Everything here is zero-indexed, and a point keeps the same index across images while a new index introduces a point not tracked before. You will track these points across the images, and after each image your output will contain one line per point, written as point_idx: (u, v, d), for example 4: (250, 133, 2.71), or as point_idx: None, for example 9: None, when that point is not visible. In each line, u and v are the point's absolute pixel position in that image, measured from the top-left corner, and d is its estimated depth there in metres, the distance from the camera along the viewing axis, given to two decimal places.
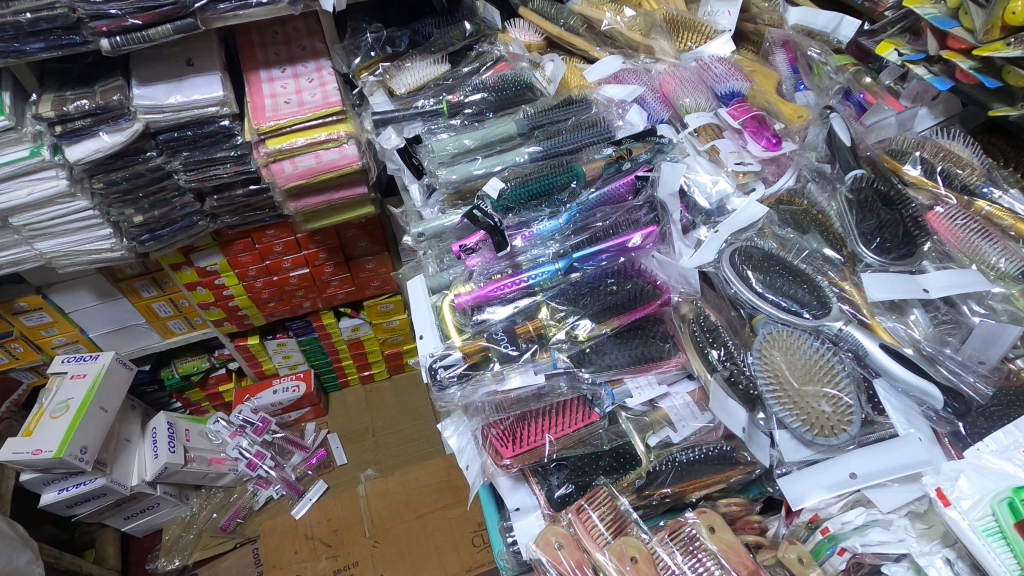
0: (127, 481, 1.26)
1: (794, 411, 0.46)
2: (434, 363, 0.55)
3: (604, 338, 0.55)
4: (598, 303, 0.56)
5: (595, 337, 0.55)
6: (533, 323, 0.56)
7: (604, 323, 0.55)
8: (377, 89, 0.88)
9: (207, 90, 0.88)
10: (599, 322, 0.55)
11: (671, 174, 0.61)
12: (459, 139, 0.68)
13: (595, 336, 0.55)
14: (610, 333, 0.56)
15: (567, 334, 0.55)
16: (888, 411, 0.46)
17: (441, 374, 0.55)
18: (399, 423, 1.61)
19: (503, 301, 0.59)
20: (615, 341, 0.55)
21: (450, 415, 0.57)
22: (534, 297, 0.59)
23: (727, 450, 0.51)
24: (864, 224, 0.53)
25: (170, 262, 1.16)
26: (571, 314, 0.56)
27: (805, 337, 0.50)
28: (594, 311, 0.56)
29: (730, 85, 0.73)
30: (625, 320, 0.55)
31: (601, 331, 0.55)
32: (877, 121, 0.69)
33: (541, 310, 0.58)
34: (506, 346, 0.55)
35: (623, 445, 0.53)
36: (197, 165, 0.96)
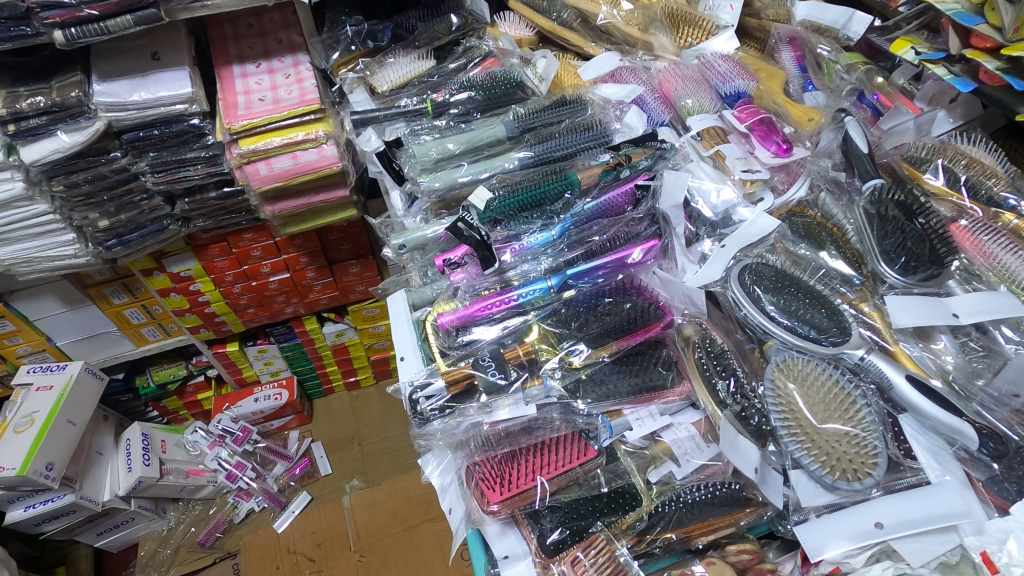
0: (98, 497, 1.20)
1: (813, 452, 0.42)
2: (414, 392, 0.50)
3: (602, 365, 0.51)
4: (594, 325, 0.51)
5: (590, 365, 0.50)
6: (523, 348, 0.51)
7: (602, 348, 0.50)
8: (356, 87, 0.82)
9: (174, 87, 0.82)
10: (596, 348, 0.50)
11: (674, 184, 0.56)
12: (443, 143, 0.63)
13: (591, 364, 0.51)
14: (609, 359, 0.51)
15: (560, 360, 0.50)
16: (915, 451, 0.41)
17: (422, 404, 0.50)
18: (385, 432, 1.55)
19: (492, 322, 0.54)
20: (613, 368, 0.50)
21: (433, 450, 0.52)
22: (525, 317, 0.54)
23: (737, 489, 0.46)
24: (885, 241, 0.48)
25: (141, 268, 1.09)
26: (565, 337, 0.51)
27: (823, 367, 0.45)
28: (590, 335, 0.50)
29: (735, 85, 0.68)
30: (624, 346, 0.51)
31: (598, 358, 0.50)
32: (894, 125, 0.64)
33: (531, 333, 0.53)
34: (494, 373, 0.50)
35: (624, 483, 0.47)
36: (166, 166, 0.90)
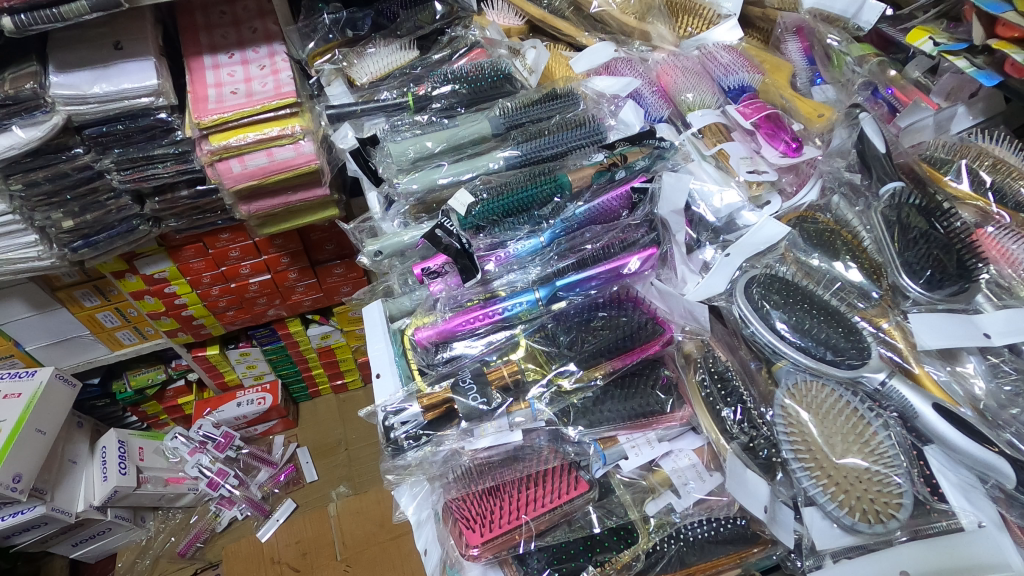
0: (71, 508, 1.14)
1: (830, 489, 0.37)
2: (388, 417, 0.46)
3: (596, 388, 0.46)
4: (586, 343, 0.46)
5: (583, 387, 0.46)
6: (507, 368, 0.46)
7: (594, 369, 0.45)
8: (334, 79, 0.77)
9: (138, 78, 0.76)
10: (587, 369, 0.45)
11: (674, 187, 0.51)
12: (421, 140, 0.58)
13: (583, 387, 0.46)
14: (603, 381, 0.46)
15: (549, 383, 0.46)
16: (945, 489, 0.37)
17: (397, 432, 0.46)
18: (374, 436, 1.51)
19: (476, 339, 0.49)
20: (608, 391, 0.46)
21: (406, 482, 0.47)
22: (511, 333, 0.49)
23: (744, 526, 0.42)
24: (909, 254, 0.44)
25: (112, 270, 1.04)
26: (554, 357, 0.47)
27: (839, 392, 0.41)
28: (580, 354, 0.45)
29: (739, 78, 0.63)
30: (619, 366, 0.46)
31: (591, 380, 0.46)
32: (912, 122, 0.59)
33: (517, 351, 0.48)
34: (477, 397, 0.45)
35: (618, 521, 0.43)
36: (133, 164, 0.84)
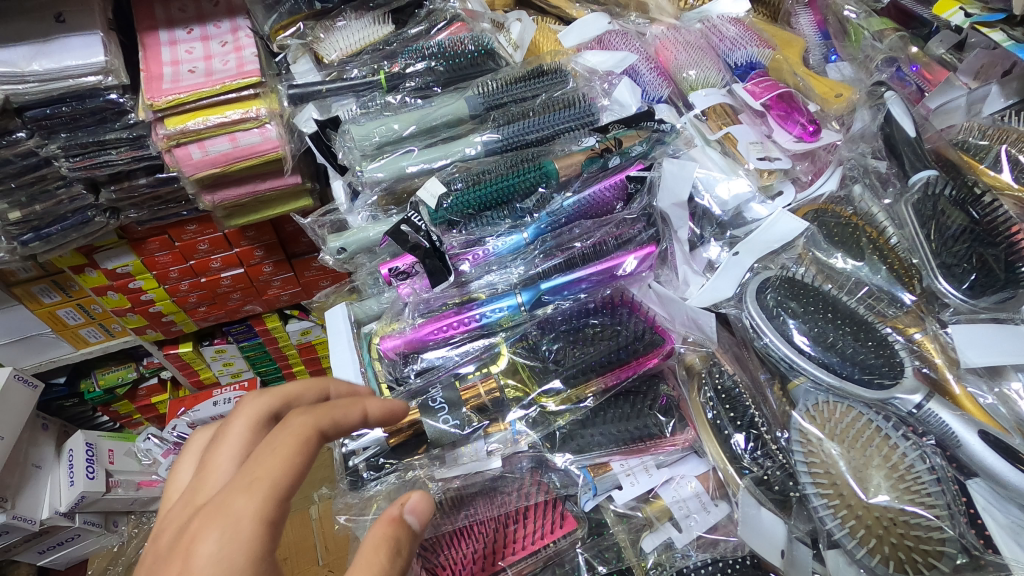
0: (35, 515, 1.08)
1: (850, 525, 0.32)
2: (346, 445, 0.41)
3: (586, 407, 0.40)
4: (576, 354, 0.40)
5: (572, 406, 0.40)
6: (488, 383, 0.40)
7: (583, 387, 0.39)
8: (300, 56, 0.69)
9: (83, 54, 0.63)
10: (573, 386, 0.39)
11: (677, 176, 0.46)
12: (388, 121, 0.51)
13: (571, 406, 0.40)
14: (595, 399, 0.40)
15: (533, 401, 0.40)
16: (992, 533, 0.31)
17: (357, 460, 0.40)
18: None
19: (453, 348, 0.44)
20: (603, 411, 0.40)
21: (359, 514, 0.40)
22: (491, 343, 0.43)
23: (755, 570, 0.35)
24: (950, 251, 0.38)
25: (69, 264, 0.92)
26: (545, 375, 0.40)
27: (869, 417, 0.34)
28: (568, 369, 0.39)
29: (747, 52, 0.57)
30: (613, 382, 0.40)
31: (583, 398, 0.40)
32: (942, 103, 0.54)
33: (498, 362, 0.42)
34: (447, 417, 0.39)
35: (610, 564, 0.38)
36: (82, 149, 0.70)
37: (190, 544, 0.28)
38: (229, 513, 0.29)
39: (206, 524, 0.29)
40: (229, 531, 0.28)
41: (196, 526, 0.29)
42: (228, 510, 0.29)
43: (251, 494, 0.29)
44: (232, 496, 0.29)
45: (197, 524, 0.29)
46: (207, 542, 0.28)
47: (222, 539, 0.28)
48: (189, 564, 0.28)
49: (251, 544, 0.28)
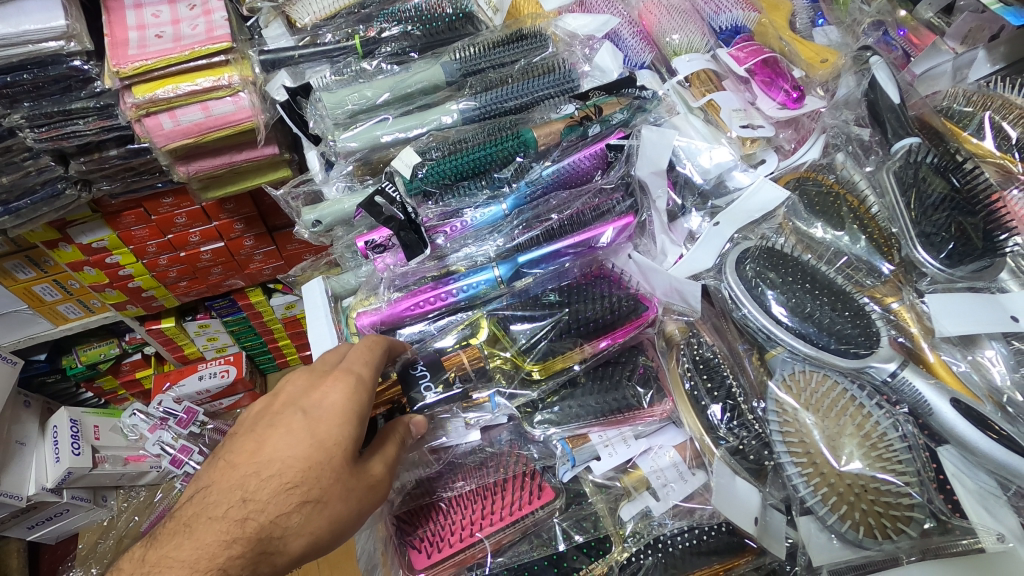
0: (21, 492, 1.07)
1: (822, 491, 0.32)
2: None
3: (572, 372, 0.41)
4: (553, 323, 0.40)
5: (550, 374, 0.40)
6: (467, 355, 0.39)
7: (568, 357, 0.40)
8: (272, 19, 0.66)
9: (43, 17, 0.59)
10: (556, 353, 0.39)
11: (656, 144, 0.45)
12: (362, 89, 0.50)
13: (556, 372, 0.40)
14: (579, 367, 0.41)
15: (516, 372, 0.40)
16: (960, 498, 0.32)
17: None
18: None
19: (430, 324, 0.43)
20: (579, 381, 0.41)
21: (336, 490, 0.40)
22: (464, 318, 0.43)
23: (730, 534, 0.36)
24: (929, 219, 0.38)
25: (43, 239, 0.90)
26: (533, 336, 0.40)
27: (845, 386, 0.35)
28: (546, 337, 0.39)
29: (732, 16, 0.56)
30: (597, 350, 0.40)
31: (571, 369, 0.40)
32: (929, 68, 0.53)
33: (481, 332, 0.41)
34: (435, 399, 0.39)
35: (588, 532, 0.38)
36: (48, 119, 0.66)
37: (324, 390, 0.36)
38: (361, 373, 0.36)
39: (339, 375, 0.36)
40: (360, 386, 0.36)
41: (334, 374, 0.36)
42: (362, 371, 0.37)
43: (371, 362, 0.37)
44: (358, 362, 0.37)
45: (333, 372, 0.36)
46: (343, 385, 0.36)
47: (354, 387, 0.36)
48: (324, 397, 0.35)
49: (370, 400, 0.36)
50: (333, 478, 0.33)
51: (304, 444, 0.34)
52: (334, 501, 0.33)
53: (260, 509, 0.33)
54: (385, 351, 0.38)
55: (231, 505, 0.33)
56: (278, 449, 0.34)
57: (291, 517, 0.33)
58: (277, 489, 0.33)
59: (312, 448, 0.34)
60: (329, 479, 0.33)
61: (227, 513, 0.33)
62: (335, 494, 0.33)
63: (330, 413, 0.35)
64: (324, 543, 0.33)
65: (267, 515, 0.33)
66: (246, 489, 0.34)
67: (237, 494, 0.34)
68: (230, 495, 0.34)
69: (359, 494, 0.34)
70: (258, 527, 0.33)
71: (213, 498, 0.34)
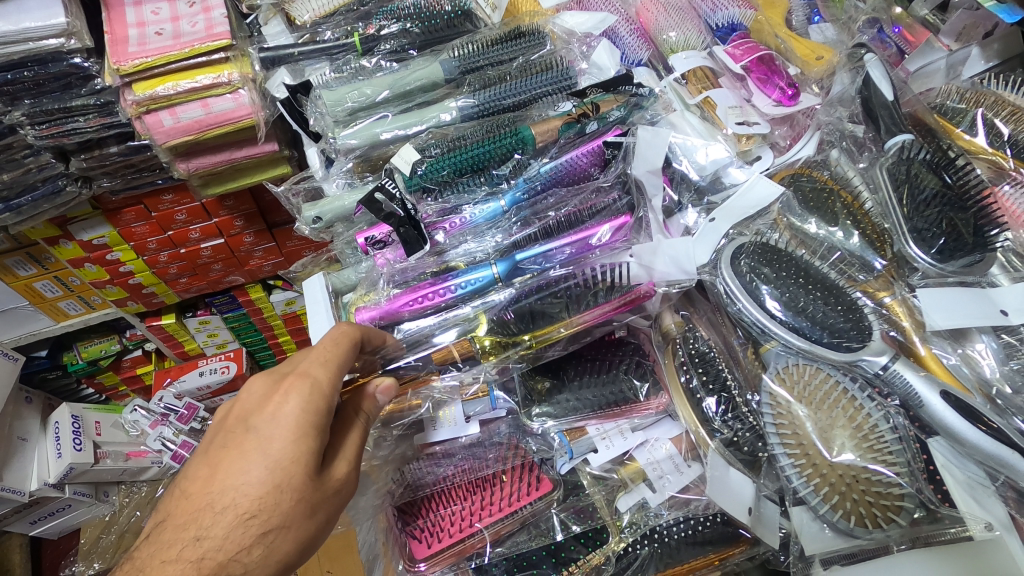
0: (24, 487, 1.08)
1: (815, 483, 0.33)
2: None
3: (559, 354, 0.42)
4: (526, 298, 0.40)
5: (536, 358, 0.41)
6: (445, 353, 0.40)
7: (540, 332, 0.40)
8: (271, 17, 0.66)
9: (43, 14, 0.59)
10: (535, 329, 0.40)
11: (651, 144, 0.43)
12: (361, 86, 0.50)
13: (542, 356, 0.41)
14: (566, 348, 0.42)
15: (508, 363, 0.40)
16: (949, 488, 0.33)
17: None
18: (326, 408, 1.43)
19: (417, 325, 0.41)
20: (567, 364, 0.42)
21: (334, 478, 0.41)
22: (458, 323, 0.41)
23: (724, 525, 0.38)
24: (920, 215, 0.39)
25: (43, 236, 0.90)
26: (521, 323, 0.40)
27: (838, 379, 0.35)
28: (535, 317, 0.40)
29: (728, 14, 0.56)
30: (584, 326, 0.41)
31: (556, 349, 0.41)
32: (923, 66, 0.53)
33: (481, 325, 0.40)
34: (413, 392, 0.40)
35: (585, 523, 0.40)
36: (48, 116, 0.66)
37: (277, 403, 0.35)
38: (317, 378, 0.35)
39: (292, 384, 0.35)
40: (315, 394, 0.35)
41: (286, 384, 0.35)
42: (318, 375, 0.35)
43: (328, 365, 0.36)
44: (312, 367, 0.36)
45: (287, 382, 0.35)
46: (298, 397, 0.35)
47: (310, 397, 0.35)
48: (277, 413, 0.34)
49: (327, 407, 0.35)
50: (295, 500, 0.33)
51: (260, 467, 0.33)
52: (297, 521, 0.33)
53: (217, 546, 0.32)
54: (345, 340, 0.36)
55: (184, 546, 0.32)
56: (235, 475, 0.33)
57: (254, 549, 0.32)
58: (234, 522, 0.32)
59: (268, 472, 0.33)
60: (290, 502, 0.33)
61: (179, 556, 0.32)
62: (298, 515, 0.33)
63: (286, 430, 0.34)
64: (292, 561, 0.34)
65: (225, 552, 0.32)
66: (199, 525, 0.33)
67: (191, 531, 0.33)
68: (183, 534, 0.33)
69: (324, 504, 0.35)
70: (216, 566, 0.32)
71: (164, 536, 0.33)
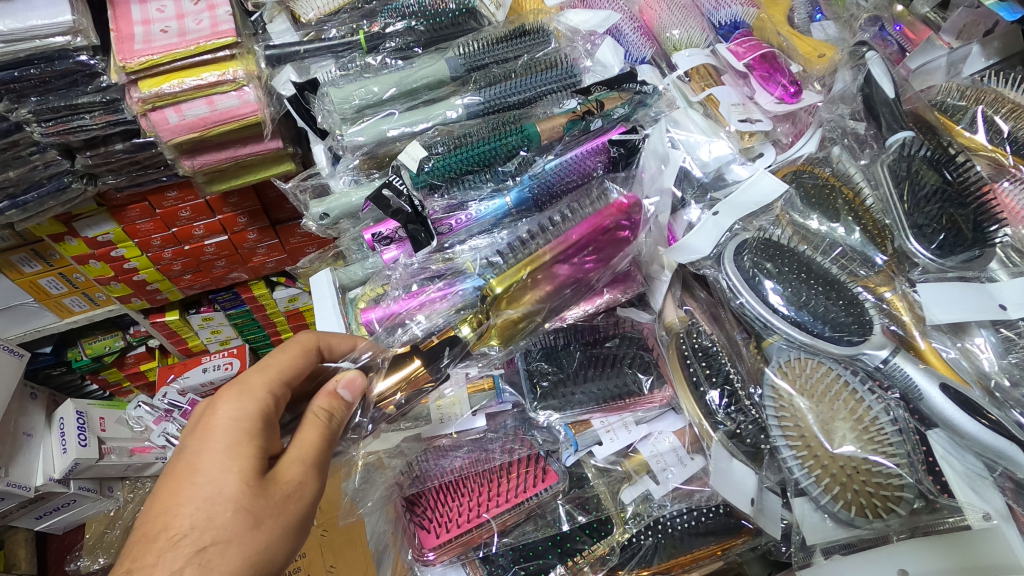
0: (29, 482, 1.09)
1: (816, 474, 0.33)
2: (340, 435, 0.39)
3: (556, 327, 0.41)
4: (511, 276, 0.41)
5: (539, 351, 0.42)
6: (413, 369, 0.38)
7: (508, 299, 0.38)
8: (276, 14, 0.66)
9: (50, 12, 0.60)
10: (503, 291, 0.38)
11: (659, 161, 0.45)
12: (367, 84, 0.51)
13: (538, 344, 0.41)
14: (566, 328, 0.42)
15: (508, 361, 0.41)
16: (949, 479, 0.33)
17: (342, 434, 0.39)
18: None
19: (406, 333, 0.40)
20: (573, 350, 0.42)
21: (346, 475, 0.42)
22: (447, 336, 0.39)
23: (727, 516, 0.39)
24: (921, 211, 0.39)
25: (48, 232, 0.91)
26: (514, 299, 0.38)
27: (839, 373, 0.36)
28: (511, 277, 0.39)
29: (731, 11, 0.57)
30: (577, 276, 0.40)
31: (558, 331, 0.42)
32: (924, 63, 0.54)
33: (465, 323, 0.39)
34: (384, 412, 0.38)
35: (590, 513, 0.41)
36: (55, 113, 0.67)
37: (212, 417, 0.38)
38: (249, 385, 0.39)
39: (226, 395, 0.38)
40: (246, 398, 0.38)
41: (219, 397, 0.39)
42: (250, 384, 0.39)
43: (261, 372, 0.39)
44: (245, 377, 0.39)
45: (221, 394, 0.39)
46: (229, 405, 0.38)
47: (242, 403, 0.38)
48: (210, 426, 0.37)
49: (258, 412, 0.38)
50: (231, 511, 0.35)
51: (195, 482, 0.35)
52: (236, 533, 0.35)
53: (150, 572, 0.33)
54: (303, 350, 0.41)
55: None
56: (173, 496, 0.35)
57: (187, 568, 0.33)
58: (169, 545, 0.34)
59: (199, 486, 0.35)
60: (225, 513, 0.35)
61: None
62: (239, 525, 0.35)
63: (218, 440, 0.37)
64: None
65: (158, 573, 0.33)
66: (137, 555, 0.34)
67: (129, 563, 0.34)
68: (123, 566, 0.34)
69: (266, 511, 0.36)
70: None
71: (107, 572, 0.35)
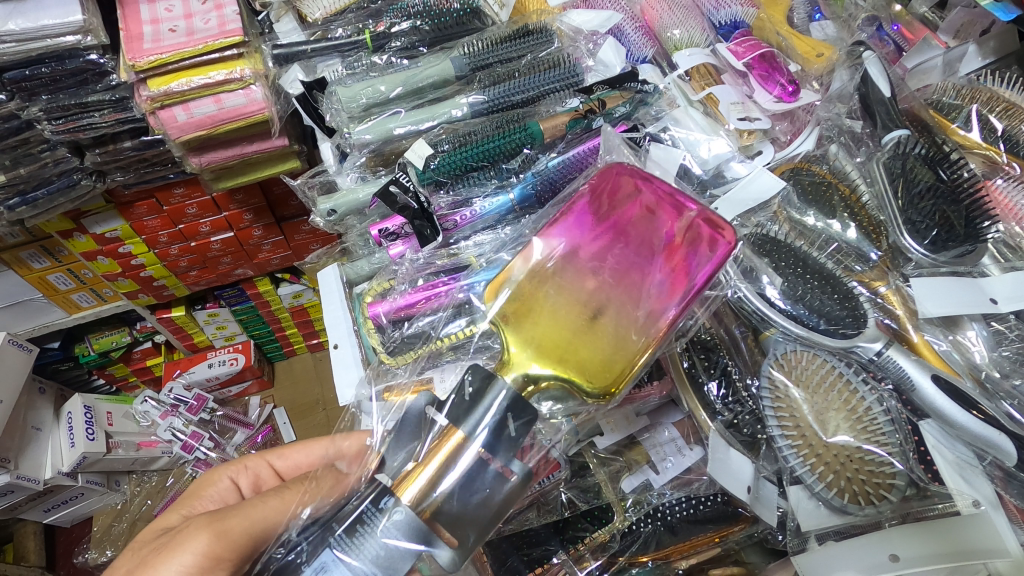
0: (38, 475, 1.10)
1: (812, 463, 0.35)
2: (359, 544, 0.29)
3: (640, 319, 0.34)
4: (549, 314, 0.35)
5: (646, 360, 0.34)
6: (449, 445, 0.31)
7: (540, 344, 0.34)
8: (283, 14, 0.67)
9: (61, 12, 0.61)
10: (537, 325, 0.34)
11: (663, 160, 0.46)
12: (374, 83, 0.52)
13: (607, 330, 0.34)
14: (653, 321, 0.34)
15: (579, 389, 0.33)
16: (940, 468, 0.35)
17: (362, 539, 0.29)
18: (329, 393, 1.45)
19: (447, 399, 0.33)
20: None
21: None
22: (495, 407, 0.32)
23: (725, 504, 0.41)
24: (914, 208, 0.40)
25: (57, 229, 0.92)
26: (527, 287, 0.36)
27: (833, 364, 0.37)
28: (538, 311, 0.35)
29: (731, 11, 0.58)
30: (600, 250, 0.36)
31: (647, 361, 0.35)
32: (919, 63, 0.55)
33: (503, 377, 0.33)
34: (387, 504, 0.30)
35: (591, 502, 0.42)
36: (65, 111, 0.67)
37: (213, 484, 0.49)
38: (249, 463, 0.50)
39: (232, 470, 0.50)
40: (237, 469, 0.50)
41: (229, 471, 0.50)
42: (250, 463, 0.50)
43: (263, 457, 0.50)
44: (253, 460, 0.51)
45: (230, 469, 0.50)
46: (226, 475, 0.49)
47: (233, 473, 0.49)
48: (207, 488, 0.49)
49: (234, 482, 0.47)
50: (148, 544, 0.41)
51: (162, 522, 0.45)
52: (134, 559, 0.40)
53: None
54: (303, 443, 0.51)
55: None
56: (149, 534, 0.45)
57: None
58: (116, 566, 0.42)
59: (157, 525, 0.44)
60: (145, 545, 0.41)
61: None
62: (139, 557, 0.40)
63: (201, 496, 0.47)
64: None
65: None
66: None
67: None
68: None
69: (158, 548, 0.39)
70: None
71: None
